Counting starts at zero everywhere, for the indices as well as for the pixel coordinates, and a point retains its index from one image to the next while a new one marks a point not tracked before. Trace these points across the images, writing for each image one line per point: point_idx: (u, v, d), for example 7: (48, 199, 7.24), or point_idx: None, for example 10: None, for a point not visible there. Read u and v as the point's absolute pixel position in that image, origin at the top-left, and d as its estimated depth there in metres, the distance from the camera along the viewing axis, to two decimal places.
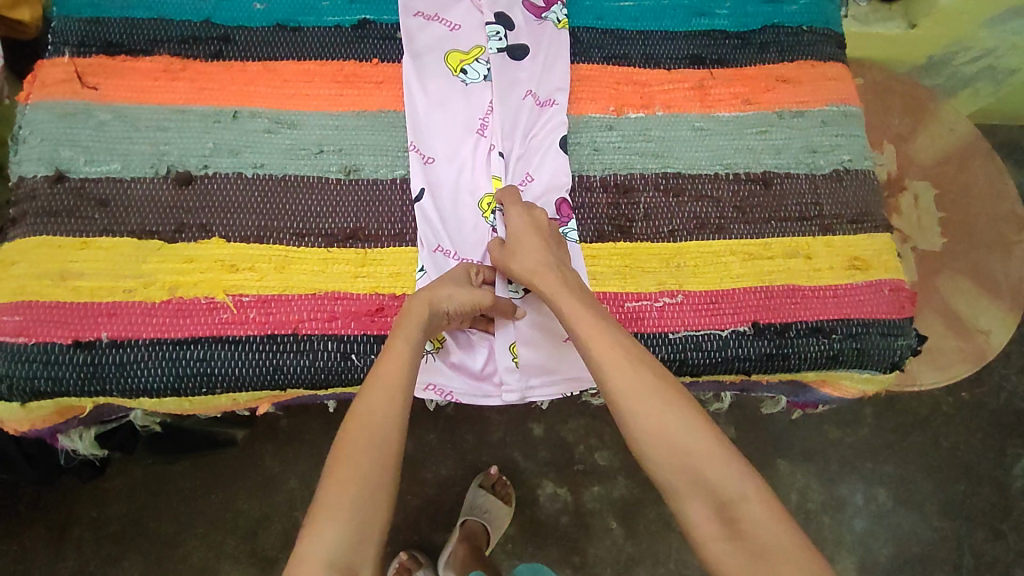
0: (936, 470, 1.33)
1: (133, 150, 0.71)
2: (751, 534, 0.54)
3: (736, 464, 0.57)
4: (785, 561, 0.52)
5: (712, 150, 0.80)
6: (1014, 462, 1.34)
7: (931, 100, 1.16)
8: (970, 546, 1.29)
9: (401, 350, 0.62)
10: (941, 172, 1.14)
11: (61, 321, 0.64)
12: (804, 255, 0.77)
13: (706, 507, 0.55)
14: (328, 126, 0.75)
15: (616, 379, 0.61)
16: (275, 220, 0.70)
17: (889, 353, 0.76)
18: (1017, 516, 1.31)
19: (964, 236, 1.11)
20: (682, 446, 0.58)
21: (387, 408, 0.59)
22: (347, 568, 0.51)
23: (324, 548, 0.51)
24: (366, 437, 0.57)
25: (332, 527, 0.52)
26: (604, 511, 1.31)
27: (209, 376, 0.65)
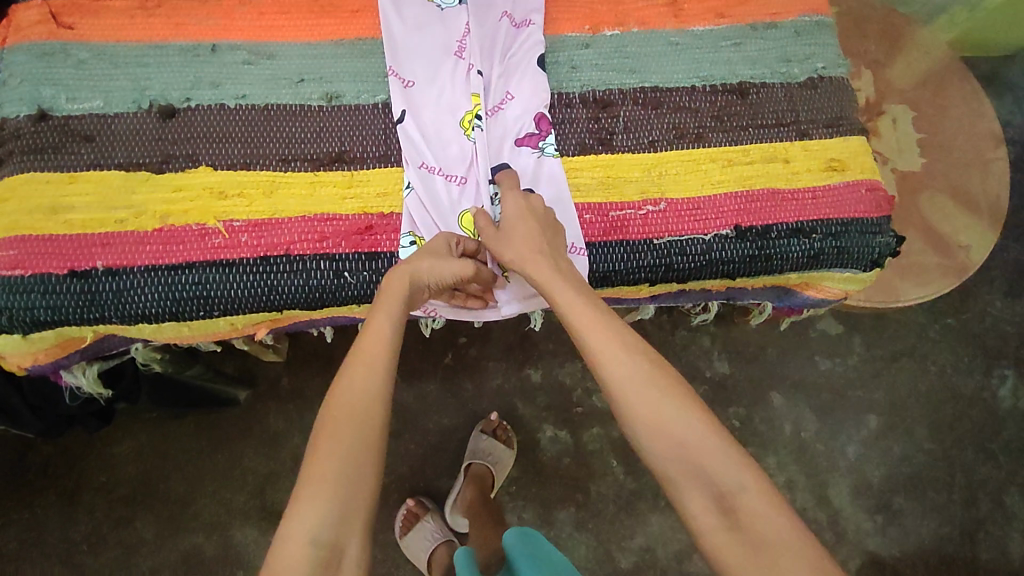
0: (925, 394, 1.36)
1: (115, 86, 0.72)
2: (751, 525, 0.52)
3: (736, 456, 0.54)
4: (786, 553, 0.50)
5: (688, 64, 0.81)
6: (1001, 383, 1.37)
7: (906, 25, 1.18)
8: (960, 465, 1.34)
9: (383, 323, 0.61)
10: (917, 95, 1.16)
11: (56, 252, 0.65)
12: (782, 159, 0.79)
13: (703, 498, 0.54)
14: (307, 55, 0.75)
15: (612, 369, 0.59)
16: (260, 148, 0.71)
17: (869, 251, 0.78)
18: (1005, 434, 1.35)
19: (942, 154, 1.14)
20: (681, 436, 0.56)
21: (372, 383, 0.57)
22: (331, 544, 0.51)
23: (306, 527, 0.51)
24: (352, 419, 0.55)
25: (315, 508, 0.51)
26: (604, 451, 1.34)
27: (206, 299, 0.67)
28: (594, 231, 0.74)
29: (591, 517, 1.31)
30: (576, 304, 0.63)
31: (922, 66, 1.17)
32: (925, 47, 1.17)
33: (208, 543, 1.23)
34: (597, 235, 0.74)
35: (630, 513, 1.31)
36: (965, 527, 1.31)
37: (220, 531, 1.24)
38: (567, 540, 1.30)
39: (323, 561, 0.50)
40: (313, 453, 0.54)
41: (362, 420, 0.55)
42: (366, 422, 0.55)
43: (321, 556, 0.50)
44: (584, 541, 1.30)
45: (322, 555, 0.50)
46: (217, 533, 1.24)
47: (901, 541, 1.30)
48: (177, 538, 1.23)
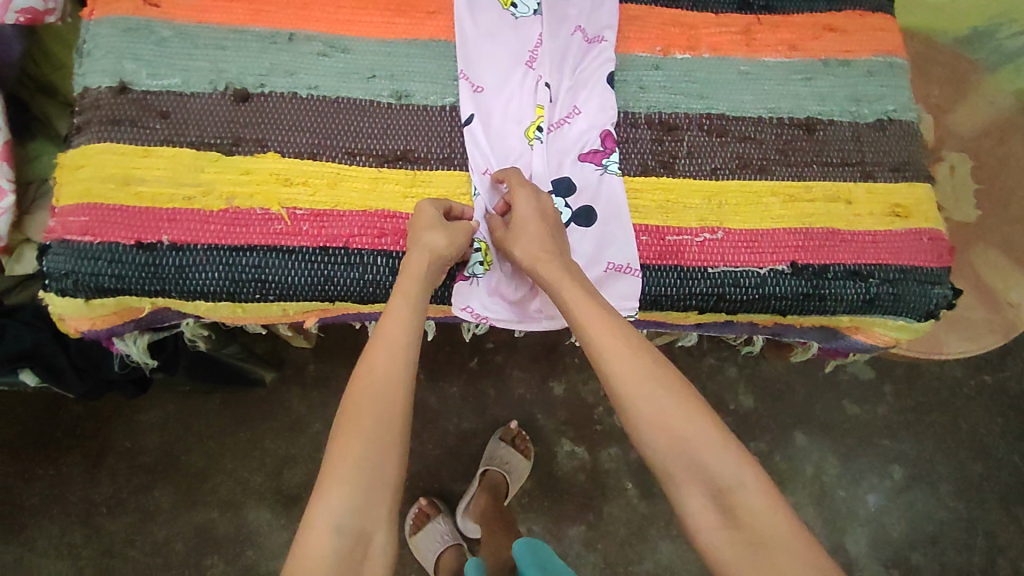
0: (955, 450, 1.33)
1: (193, 67, 0.73)
2: (748, 521, 0.56)
3: (736, 457, 0.58)
4: (780, 550, 0.55)
5: (756, 94, 0.81)
6: None
7: (974, 73, 1.15)
8: (984, 527, 1.30)
9: (402, 310, 0.63)
10: (979, 145, 1.14)
11: (124, 223, 0.67)
12: (845, 200, 0.77)
13: (704, 495, 0.58)
14: (381, 52, 0.76)
15: (619, 366, 0.62)
16: (328, 139, 0.72)
17: (925, 302, 0.76)
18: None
19: (1002, 208, 1.11)
20: (686, 438, 0.59)
21: (391, 371, 0.60)
22: (357, 532, 0.55)
23: (332, 514, 0.54)
24: (371, 408, 0.59)
25: (339, 496, 0.55)
26: (620, 472, 1.33)
27: (263, 283, 0.67)
28: (650, 254, 0.73)
29: (600, 537, 1.30)
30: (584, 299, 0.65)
31: (987, 116, 1.15)
32: (993, 97, 1.15)
33: (222, 520, 1.25)
34: (652, 258, 0.73)
35: (640, 538, 1.30)
36: None
37: (234, 510, 1.25)
38: (575, 557, 1.29)
39: (348, 547, 0.54)
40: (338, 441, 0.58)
41: (383, 410, 0.59)
42: (388, 412, 0.59)
43: (346, 542, 0.54)
44: (591, 561, 1.29)
45: (347, 541, 0.54)
46: (231, 511, 1.25)
47: None
48: (193, 511, 1.25)
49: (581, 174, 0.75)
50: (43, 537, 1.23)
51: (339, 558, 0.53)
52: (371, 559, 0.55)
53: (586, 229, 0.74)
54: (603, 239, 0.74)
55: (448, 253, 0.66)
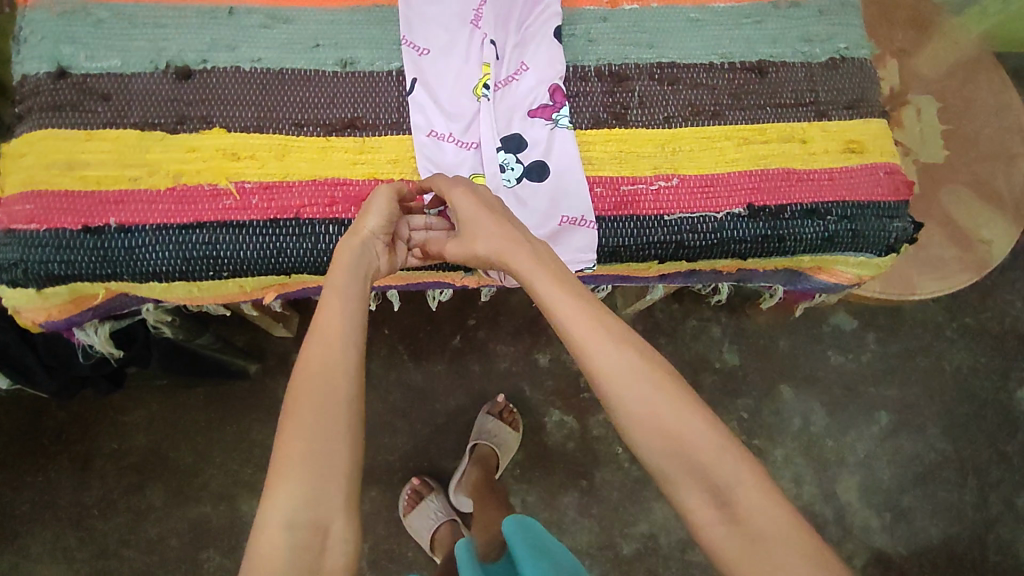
0: (940, 393, 1.34)
1: (132, 47, 0.72)
2: (758, 523, 0.49)
3: (734, 449, 0.51)
4: (789, 547, 0.47)
5: (707, 40, 0.80)
6: (1018, 384, 1.35)
7: (935, 15, 1.15)
8: (973, 466, 1.31)
9: (338, 292, 0.57)
10: (944, 86, 1.14)
11: (71, 208, 0.66)
12: (800, 139, 0.77)
13: (710, 496, 0.50)
14: (323, 21, 0.75)
15: (604, 360, 0.54)
16: (273, 111, 0.71)
17: (884, 235, 0.76)
18: (1020, 437, 1.33)
19: (970, 146, 1.11)
20: (678, 432, 0.52)
21: (335, 353, 0.53)
22: (313, 525, 0.48)
23: (281, 510, 0.47)
24: (317, 394, 0.51)
25: (289, 490, 0.48)
26: (610, 437, 1.34)
27: (216, 258, 0.67)
28: (605, 206, 0.73)
29: (594, 503, 1.30)
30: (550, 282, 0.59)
31: (951, 56, 1.15)
32: (954, 37, 1.15)
33: (215, 513, 1.25)
34: (608, 209, 0.73)
35: (634, 500, 1.31)
36: (975, 529, 1.29)
37: (227, 502, 1.25)
38: (570, 524, 1.30)
39: (303, 544, 0.47)
40: (284, 433, 0.50)
41: (330, 394, 0.51)
42: (336, 397, 0.51)
43: (301, 537, 0.47)
44: (587, 526, 1.30)
45: (297, 542, 0.47)
46: (224, 503, 1.25)
47: (908, 540, 1.28)
48: (185, 506, 1.25)
49: (533, 130, 0.74)
50: (38, 543, 1.22)
51: (292, 557, 0.46)
52: (332, 554, 0.48)
53: (539, 184, 0.73)
54: (556, 193, 0.73)
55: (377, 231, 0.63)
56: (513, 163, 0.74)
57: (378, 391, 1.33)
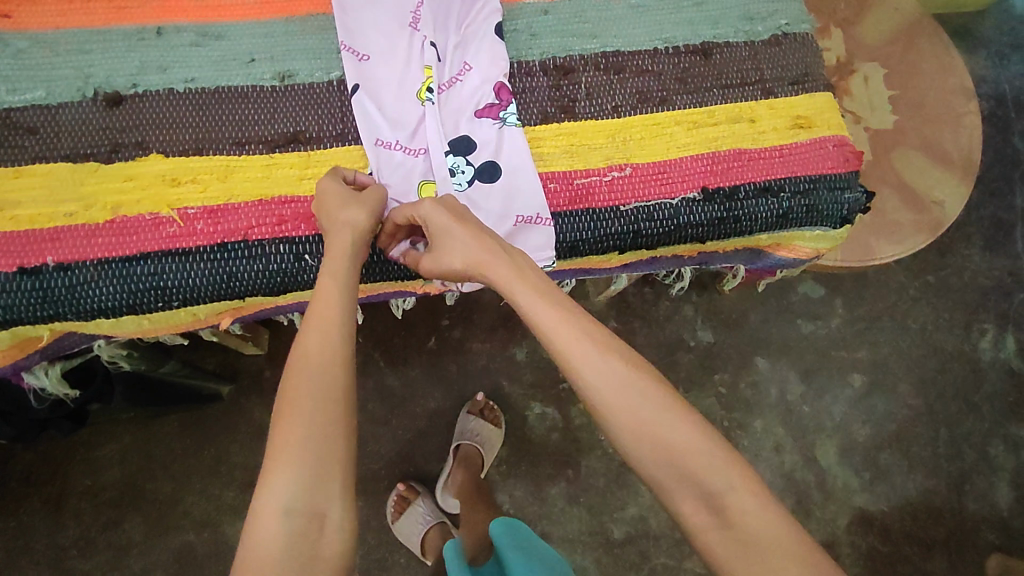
0: (908, 351, 1.37)
1: (57, 75, 0.69)
2: (739, 523, 0.53)
3: (721, 451, 0.55)
4: (772, 546, 0.52)
5: (650, 26, 0.80)
6: (981, 336, 1.38)
7: None
8: (945, 419, 1.35)
9: (331, 290, 0.61)
10: (888, 52, 1.16)
11: (3, 250, 0.63)
12: (748, 119, 0.78)
13: (696, 497, 0.54)
14: (257, 35, 0.73)
15: (591, 373, 0.57)
16: (212, 132, 0.69)
17: (838, 208, 0.77)
18: (987, 386, 1.37)
19: (918, 109, 1.13)
20: (667, 438, 0.55)
21: (330, 351, 0.57)
22: (309, 511, 0.52)
23: (279, 498, 0.52)
24: (312, 390, 0.56)
25: (286, 479, 0.52)
26: (592, 425, 1.34)
27: (164, 289, 0.65)
28: (560, 201, 0.73)
29: (582, 492, 1.31)
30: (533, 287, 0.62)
31: (892, 22, 1.16)
32: (893, 3, 1.16)
33: (199, 541, 1.22)
34: (563, 204, 0.72)
35: (621, 485, 1.32)
36: (952, 479, 1.32)
37: (210, 528, 1.23)
38: (560, 515, 1.30)
39: (301, 528, 0.51)
40: (279, 428, 0.54)
41: (325, 391, 0.55)
42: (331, 391, 0.56)
43: (298, 522, 0.51)
44: (577, 515, 1.30)
45: (298, 522, 0.52)
46: (207, 529, 1.22)
47: (889, 497, 1.31)
48: (167, 537, 1.22)
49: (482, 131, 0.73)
50: None
51: (291, 540, 0.51)
52: (327, 538, 0.52)
53: (490, 185, 0.72)
54: (510, 192, 0.72)
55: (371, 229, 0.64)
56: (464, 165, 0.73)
57: (356, 401, 1.31)
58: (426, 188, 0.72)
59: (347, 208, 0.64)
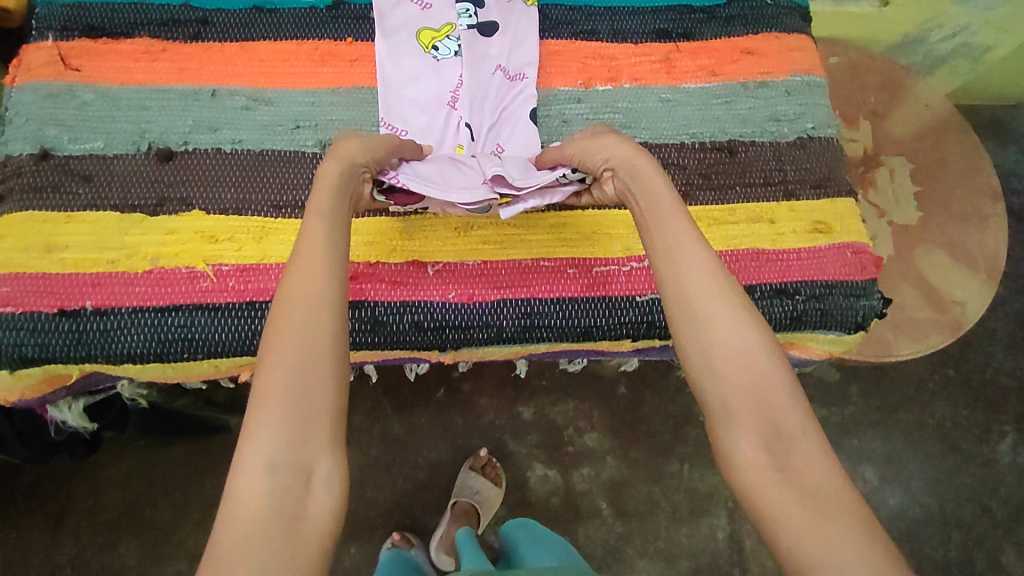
0: (923, 446, 1.35)
1: (116, 128, 0.74)
2: (804, 474, 0.48)
3: (794, 391, 0.51)
4: (836, 502, 0.46)
5: (679, 121, 0.83)
6: (1000, 438, 1.35)
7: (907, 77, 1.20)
8: (958, 521, 1.31)
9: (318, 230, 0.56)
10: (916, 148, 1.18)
11: (46, 291, 0.67)
12: (768, 219, 0.79)
13: (768, 441, 0.49)
14: (304, 103, 0.77)
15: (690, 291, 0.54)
16: (254, 192, 0.73)
17: (852, 315, 0.78)
18: (1004, 489, 1.33)
19: (944, 206, 1.14)
20: (758, 376, 0.51)
21: (317, 292, 0.52)
22: (296, 468, 0.46)
23: (264, 452, 0.46)
24: (300, 326, 0.50)
25: (271, 431, 0.47)
26: (594, 492, 1.33)
27: (191, 341, 0.68)
28: (577, 287, 0.74)
29: None
30: (652, 192, 0.60)
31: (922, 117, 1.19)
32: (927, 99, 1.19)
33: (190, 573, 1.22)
34: (581, 290, 0.74)
35: (617, 558, 1.29)
36: None
37: None
38: None
39: (284, 486, 0.45)
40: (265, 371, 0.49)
41: (311, 333, 0.50)
42: (318, 332, 0.51)
43: (284, 480, 0.45)
44: None
45: (282, 480, 0.46)
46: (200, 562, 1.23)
47: None
48: (160, 565, 1.22)
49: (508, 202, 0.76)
50: None
51: (275, 497, 0.45)
52: (314, 496, 0.46)
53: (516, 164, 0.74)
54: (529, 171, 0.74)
55: (361, 157, 0.62)
56: (489, 219, 0.74)
57: (362, 444, 1.32)
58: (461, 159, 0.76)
59: (346, 142, 0.64)
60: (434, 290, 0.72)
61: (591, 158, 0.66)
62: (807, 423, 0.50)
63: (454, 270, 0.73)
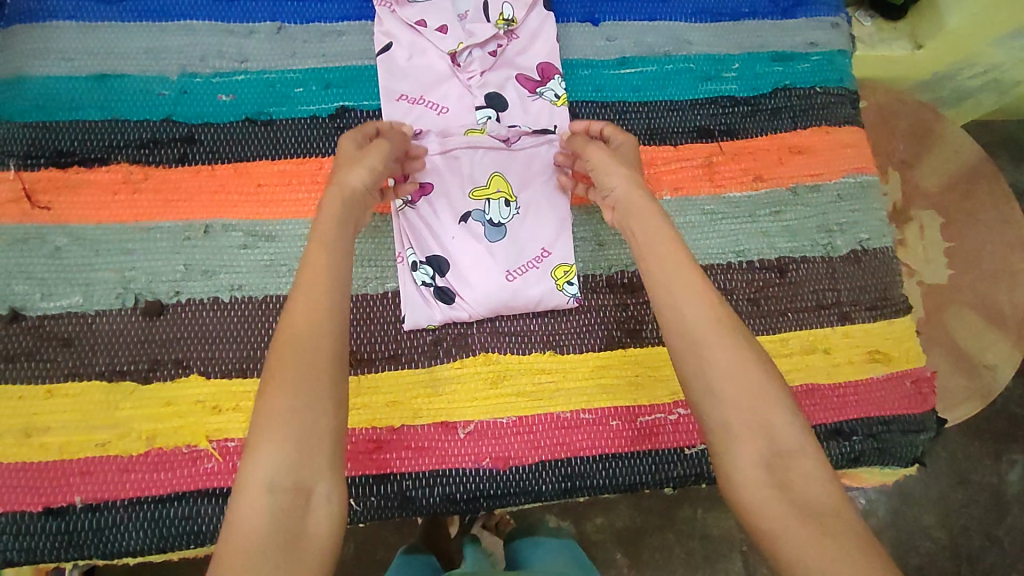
0: (955, 503, 1.11)
1: (96, 279, 0.64)
2: (798, 488, 0.46)
3: (788, 408, 0.49)
4: (834, 519, 0.44)
5: (724, 237, 0.75)
6: (1010, 466, 1.13)
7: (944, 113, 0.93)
8: (968, 558, 1.09)
9: (322, 247, 0.53)
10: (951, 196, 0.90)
11: (30, 487, 0.59)
12: (822, 349, 0.73)
13: (760, 452, 0.48)
14: (310, 236, 0.68)
15: (687, 304, 0.53)
16: (258, 348, 0.65)
17: (911, 450, 0.73)
18: (1013, 522, 1.11)
19: (977, 262, 0.86)
20: (751, 387, 0.50)
21: (318, 313, 0.50)
22: (296, 487, 0.44)
23: (266, 471, 0.44)
24: (302, 350, 0.48)
25: (271, 451, 0.45)
26: (608, 542, 1.08)
27: (195, 533, 0.60)
28: (621, 441, 0.68)
29: None
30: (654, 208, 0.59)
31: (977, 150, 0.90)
32: (957, 145, 0.89)
33: None
34: (625, 445, 0.68)
35: None
36: None
37: None
38: None
39: (286, 506, 0.43)
40: (268, 390, 0.46)
41: (309, 358, 0.48)
42: (317, 357, 0.48)
43: (283, 502, 0.43)
44: None
45: (284, 500, 0.43)
46: None
47: None
48: None
49: (540, 340, 0.69)
50: None
51: (277, 520, 0.43)
52: (314, 516, 0.44)
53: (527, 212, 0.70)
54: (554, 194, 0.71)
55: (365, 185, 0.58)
56: (522, 368, 0.68)
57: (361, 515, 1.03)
58: (497, 181, 0.70)
59: (348, 164, 0.60)
60: (464, 456, 0.65)
61: (601, 182, 0.63)
62: (804, 441, 0.48)
63: (486, 431, 0.66)
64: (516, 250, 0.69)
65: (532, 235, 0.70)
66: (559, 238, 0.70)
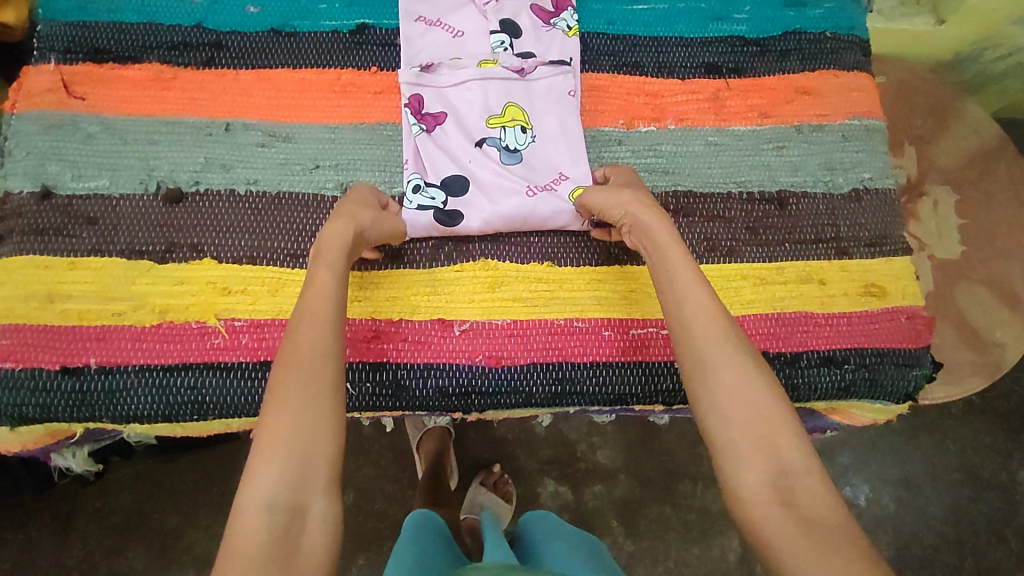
0: (965, 499, 1.08)
1: (122, 165, 0.69)
2: (803, 505, 0.48)
3: (794, 427, 0.51)
4: (838, 532, 0.46)
5: (727, 167, 0.77)
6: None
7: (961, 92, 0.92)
8: (973, 554, 1.06)
9: (326, 281, 0.57)
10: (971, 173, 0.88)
11: (49, 346, 0.63)
12: (817, 280, 0.74)
13: (768, 472, 0.49)
14: (324, 139, 0.72)
15: (701, 326, 0.56)
16: (270, 238, 0.68)
17: (903, 385, 0.73)
18: None
19: (990, 242, 0.85)
20: (756, 410, 0.52)
21: (320, 345, 0.54)
22: (292, 507, 0.47)
23: (263, 492, 0.46)
24: (301, 382, 0.51)
25: (271, 476, 0.47)
26: (605, 509, 1.07)
27: (199, 403, 0.64)
28: (613, 350, 0.69)
29: None
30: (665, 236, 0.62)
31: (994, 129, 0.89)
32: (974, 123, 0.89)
33: None
34: (615, 353, 0.69)
35: None
36: None
37: None
38: None
39: (282, 527, 0.46)
40: (272, 417, 0.50)
41: (314, 388, 0.51)
42: (323, 391, 0.52)
43: (279, 520, 0.46)
44: None
45: (279, 518, 0.46)
46: None
47: None
48: None
49: (538, 252, 0.71)
50: None
51: (270, 538, 0.45)
52: (308, 533, 0.46)
53: (544, 140, 0.73)
54: (568, 121, 0.74)
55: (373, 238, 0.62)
56: (520, 274, 0.70)
57: (367, 456, 1.05)
58: (512, 110, 0.72)
59: (357, 205, 0.63)
60: (458, 352, 0.68)
61: (609, 214, 0.66)
62: (810, 459, 0.50)
63: (481, 331, 0.68)
64: (530, 172, 0.71)
65: (546, 159, 0.72)
66: (575, 163, 0.72)
